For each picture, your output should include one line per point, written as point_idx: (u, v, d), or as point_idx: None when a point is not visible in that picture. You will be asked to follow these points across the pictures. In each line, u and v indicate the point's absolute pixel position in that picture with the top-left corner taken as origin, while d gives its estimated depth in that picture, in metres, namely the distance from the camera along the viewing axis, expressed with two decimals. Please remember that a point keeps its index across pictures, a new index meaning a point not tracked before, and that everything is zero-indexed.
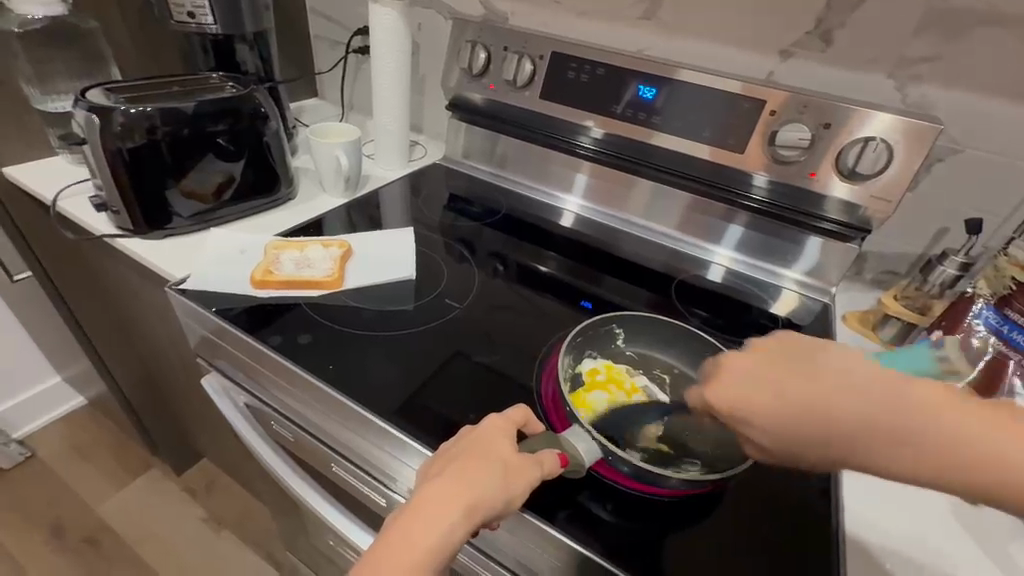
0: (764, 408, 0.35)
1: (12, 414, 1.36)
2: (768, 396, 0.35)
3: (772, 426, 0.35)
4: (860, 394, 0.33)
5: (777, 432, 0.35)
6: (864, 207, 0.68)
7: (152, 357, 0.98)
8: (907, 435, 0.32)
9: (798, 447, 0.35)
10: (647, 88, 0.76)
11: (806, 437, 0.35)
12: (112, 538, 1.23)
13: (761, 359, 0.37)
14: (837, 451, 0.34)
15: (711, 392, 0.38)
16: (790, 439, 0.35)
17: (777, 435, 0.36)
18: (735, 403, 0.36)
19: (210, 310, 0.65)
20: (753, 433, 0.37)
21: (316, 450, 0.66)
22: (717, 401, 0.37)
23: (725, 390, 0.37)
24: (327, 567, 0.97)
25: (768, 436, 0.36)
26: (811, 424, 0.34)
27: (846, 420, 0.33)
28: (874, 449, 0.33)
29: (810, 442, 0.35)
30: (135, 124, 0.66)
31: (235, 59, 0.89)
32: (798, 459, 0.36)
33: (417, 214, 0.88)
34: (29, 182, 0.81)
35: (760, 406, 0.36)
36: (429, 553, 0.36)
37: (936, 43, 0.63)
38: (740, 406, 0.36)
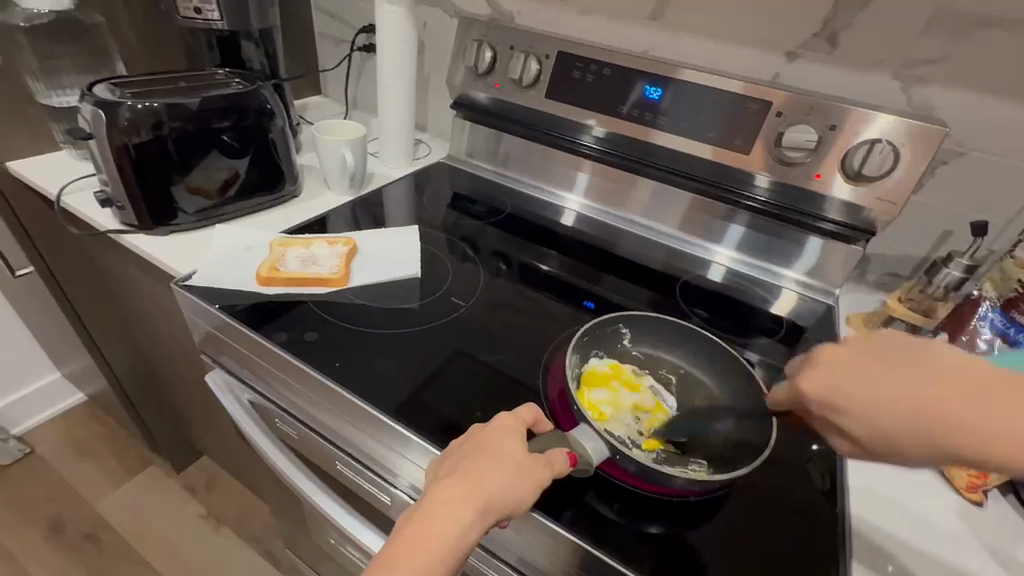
0: (865, 398, 0.39)
1: (12, 410, 1.36)
2: (863, 387, 0.39)
3: (869, 417, 0.38)
4: (963, 391, 0.36)
5: (872, 423, 0.38)
6: (869, 208, 0.69)
7: (153, 354, 0.98)
8: (1011, 433, 0.35)
9: (892, 439, 0.38)
10: (652, 89, 0.76)
11: (901, 430, 0.37)
12: (111, 534, 1.22)
13: (857, 355, 0.41)
14: (936, 445, 0.37)
15: (807, 382, 0.41)
16: (885, 430, 0.38)
17: (870, 426, 0.39)
18: (831, 392, 0.40)
19: (214, 306, 0.65)
20: (845, 423, 0.40)
21: (319, 447, 0.66)
22: (811, 390, 0.41)
23: (823, 381, 0.41)
24: (328, 565, 0.97)
25: (861, 426, 0.39)
26: (911, 417, 0.37)
27: (950, 416, 0.36)
28: (977, 446, 0.35)
29: (910, 436, 0.37)
30: (140, 119, 0.66)
31: (241, 55, 0.89)
32: (891, 454, 0.39)
33: (421, 212, 0.88)
34: (32, 176, 0.81)
35: (860, 398, 0.39)
36: (444, 553, 0.36)
37: (943, 45, 0.63)
38: (838, 397, 0.40)
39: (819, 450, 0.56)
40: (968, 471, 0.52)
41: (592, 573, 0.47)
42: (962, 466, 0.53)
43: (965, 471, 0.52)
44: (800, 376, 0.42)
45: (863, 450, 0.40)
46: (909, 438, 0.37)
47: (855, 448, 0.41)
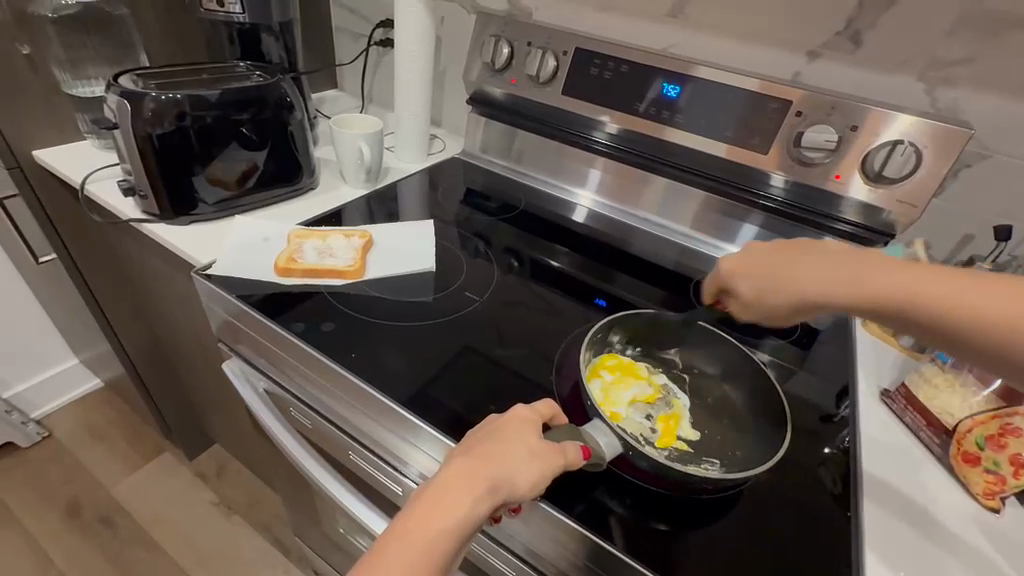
0: (762, 269, 0.49)
1: (31, 394, 1.39)
2: (761, 257, 0.50)
3: (760, 278, 0.49)
4: (828, 257, 0.45)
5: (759, 283, 0.49)
6: (889, 210, 0.68)
7: (170, 341, 0.99)
8: (853, 281, 0.43)
9: (774, 297, 0.47)
10: (670, 86, 0.76)
11: (779, 284, 0.47)
12: (126, 518, 1.25)
13: (769, 246, 0.50)
14: (802, 291, 0.45)
15: (726, 262, 0.52)
16: (767, 289, 0.48)
17: (761, 288, 0.49)
18: (739, 264, 0.51)
19: (232, 295, 0.66)
20: (744, 288, 0.50)
21: (332, 435, 0.67)
22: (727, 265, 0.52)
23: (738, 257, 0.51)
24: (336, 555, 0.99)
25: (755, 289, 0.49)
26: (790, 273, 0.47)
27: (815, 272, 0.45)
28: (835, 294, 0.43)
29: (788, 287, 0.46)
30: (164, 110, 0.67)
31: (261, 48, 0.89)
32: (770, 309, 0.48)
33: (435, 207, 0.89)
34: (56, 165, 0.82)
35: (759, 265, 0.49)
36: (454, 526, 0.36)
37: (969, 46, 0.62)
38: (742, 264, 0.51)
39: (831, 453, 0.56)
40: (986, 477, 0.51)
41: (601, 567, 0.47)
42: (980, 472, 0.51)
43: (983, 478, 0.51)
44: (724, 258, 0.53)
45: (750, 309, 0.50)
46: (789, 291, 0.46)
47: (745, 309, 0.51)
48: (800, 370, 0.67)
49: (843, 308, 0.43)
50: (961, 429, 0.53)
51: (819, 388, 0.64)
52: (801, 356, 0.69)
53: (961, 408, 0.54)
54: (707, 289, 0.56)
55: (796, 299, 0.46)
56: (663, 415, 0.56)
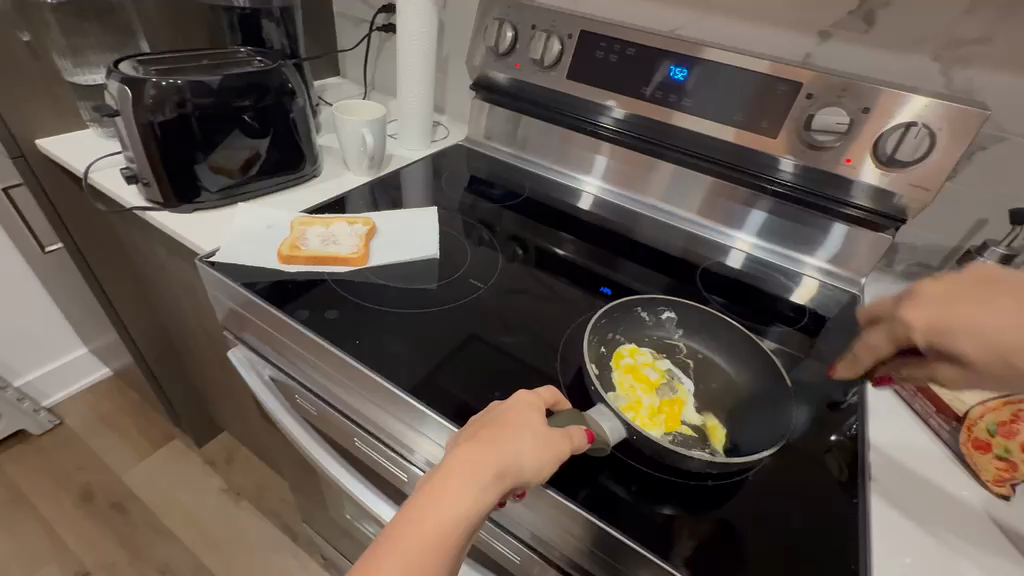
0: (968, 317, 0.38)
1: (42, 382, 1.40)
2: (970, 309, 0.38)
3: (976, 334, 0.37)
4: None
5: (986, 344, 0.37)
6: (901, 195, 0.66)
7: (176, 329, 1.00)
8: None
9: (1005, 355, 0.36)
10: (678, 69, 0.75)
11: (1017, 344, 0.35)
12: (137, 504, 1.26)
13: (953, 281, 0.40)
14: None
15: (908, 309, 0.41)
16: (1002, 348, 0.36)
17: (981, 344, 0.37)
18: (933, 316, 0.40)
19: (237, 283, 0.66)
20: (959, 347, 0.38)
21: (338, 423, 0.68)
22: (913, 318, 0.41)
23: (926, 305, 0.40)
24: (343, 540, 1.00)
25: (971, 346, 0.37)
26: (1020, 330, 0.35)
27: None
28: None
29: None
30: (165, 96, 0.67)
31: (262, 34, 0.88)
32: (1016, 377, 0.36)
33: (439, 194, 0.88)
34: (59, 153, 0.82)
35: (969, 319, 0.38)
36: (459, 514, 0.36)
37: (988, 25, 0.61)
38: (941, 319, 0.39)
39: (836, 440, 0.56)
40: (997, 464, 0.51)
41: (607, 553, 0.47)
42: (990, 459, 0.51)
43: (992, 464, 0.51)
44: (903, 305, 0.42)
45: (978, 374, 0.38)
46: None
47: (966, 374, 0.39)
48: (805, 354, 0.66)
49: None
50: (971, 416, 0.53)
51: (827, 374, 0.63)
52: (805, 340, 0.68)
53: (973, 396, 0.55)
54: (873, 341, 0.46)
55: None
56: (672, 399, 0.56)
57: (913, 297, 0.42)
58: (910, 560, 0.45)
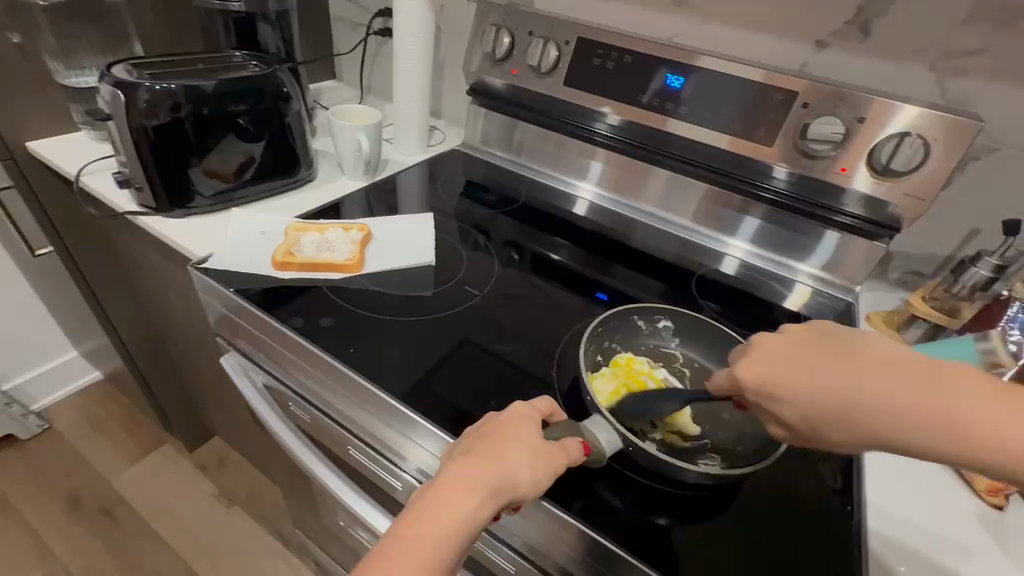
0: (794, 382, 0.40)
1: (30, 386, 1.39)
2: (792, 375, 0.40)
3: (799, 401, 0.39)
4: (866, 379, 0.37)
5: (804, 409, 0.39)
6: (895, 204, 0.67)
7: (168, 333, 0.99)
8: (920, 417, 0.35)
9: (816, 421, 0.39)
10: (675, 77, 0.75)
11: (829, 412, 0.38)
12: (127, 509, 1.25)
13: (786, 337, 0.42)
14: (853, 423, 0.38)
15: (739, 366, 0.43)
16: (813, 413, 0.39)
17: (801, 411, 0.40)
18: (762, 374, 0.41)
19: (230, 289, 0.65)
20: (779, 407, 0.41)
21: (331, 430, 0.67)
22: (744, 372, 0.42)
23: (757, 363, 0.42)
24: (335, 546, 0.99)
25: (791, 411, 0.40)
26: (833, 399, 0.38)
27: (863, 404, 0.37)
28: (881, 428, 0.37)
29: (848, 415, 0.38)
30: (159, 100, 0.66)
31: (258, 38, 0.88)
32: (822, 436, 0.40)
33: (434, 199, 0.88)
34: (50, 157, 0.81)
35: (790, 384, 0.40)
36: (455, 530, 0.35)
37: (983, 36, 0.61)
38: (769, 385, 0.41)
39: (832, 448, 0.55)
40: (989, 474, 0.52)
41: (601, 562, 0.47)
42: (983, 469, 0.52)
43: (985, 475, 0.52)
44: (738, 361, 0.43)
45: (797, 435, 0.41)
46: (843, 420, 0.38)
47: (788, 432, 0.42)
48: None
49: (895, 443, 0.37)
50: None
51: None
52: None
53: None
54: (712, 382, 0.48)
55: (850, 429, 0.38)
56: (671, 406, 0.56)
57: (747, 352, 0.43)
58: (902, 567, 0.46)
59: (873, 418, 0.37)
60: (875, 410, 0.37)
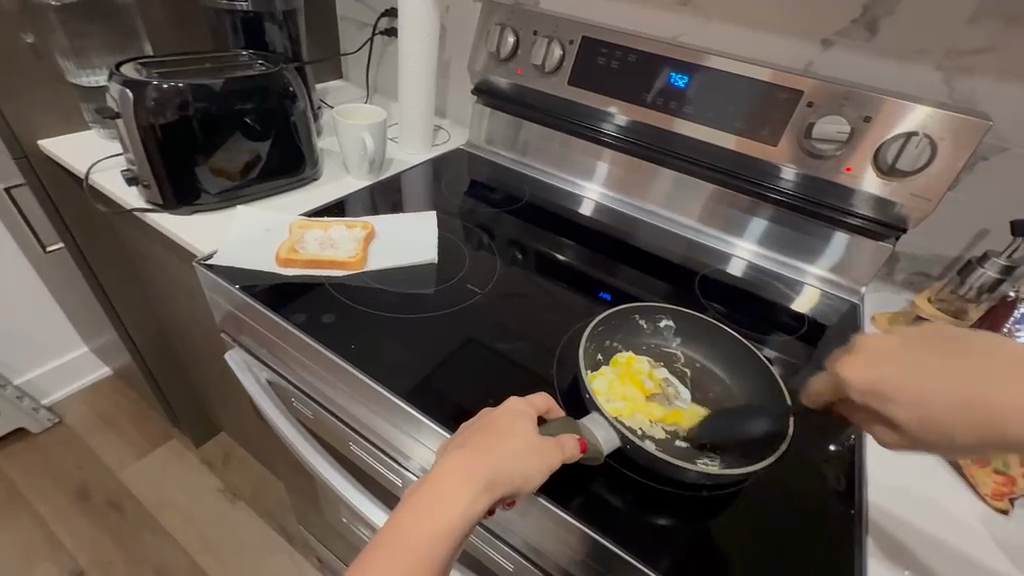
0: (903, 380, 0.38)
1: (42, 380, 1.41)
2: (905, 377, 0.38)
3: (909, 402, 0.37)
4: (992, 386, 0.34)
5: (913, 412, 0.37)
6: (901, 204, 0.66)
7: (175, 329, 1.00)
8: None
9: (935, 425, 0.36)
10: (678, 77, 0.75)
11: (941, 413, 0.36)
12: (134, 503, 1.27)
13: (899, 337, 0.40)
14: (981, 428, 0.34)
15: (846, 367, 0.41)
16: (929, 416, 0.36)
17: (914, 413, 0.37)
18: (869, 375, 0.40)
19: (235, 286, 0.66)
20: (891, 410, 0.39)
21: (334, 426, 0.68)
22: (849, 372, 0.41)
23: (861, 363, 0.40)
24: (338, 543, 1.00)
25: (903, 413, 0.38)
26: (949, 401, 0.35)
27: (986, 414, 0.34)
28: (1009, 429, 0.33)
29: (961, 418, 0.35)
30: (166, 99, 0.67)
31: (265, 38, 0.89)
32: (940, 443, 0.36)
33: (438, 198, 0.88)
34: (62, 154, 0.83)
35: (900, 385, 0.38)
36: (449, 524, 0.35)
37: (991, 34, 0.60)
38: (876, 383, 0.39)
39: (835, 451, 0.55)
40: (996, 479, 0.51)
41: (598, 561, 0.47)
42: (988, 474, 0.51)
43: (991, 478, 0.51)
44: (842, 362, 0.42)
45: (908, 440, 0.39)
46: (958, 425, 0.35)
47: (899, 437, 0.39)
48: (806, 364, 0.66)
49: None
50: None
51: None
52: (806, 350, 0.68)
53: None
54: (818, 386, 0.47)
55: (972, 433, 0.35)
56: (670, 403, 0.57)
57: (851, 353, 0.42)
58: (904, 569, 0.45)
59: (993, 420, 0.33)
60: (997, 409, 0.33)
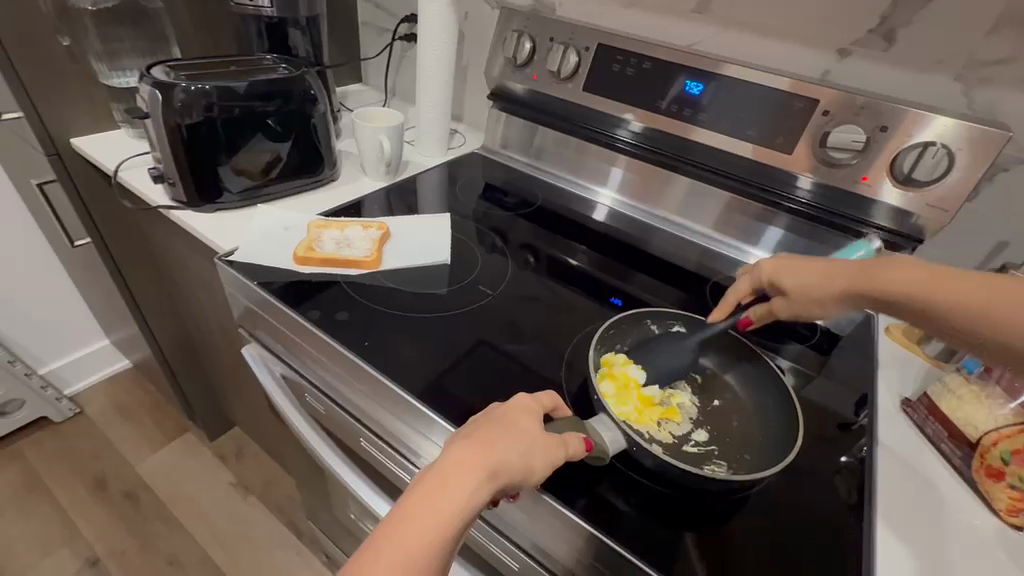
0: (800, 268, 0.55)
1: (64, 371, 1.45)
2: (798, 261, 0.56)
3: (799, 276, 0.55)
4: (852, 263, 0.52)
5: (799, 279, 0.55)
6: (918, 214, 0.65)
7: (194, 324, 1.02)
8: (876, 280, 0.48)
9: (810, 288, 0.54)
10: (693, 84, 0.75)
11: (817, 280, 0.53)
12: (150, 494, 1.29)
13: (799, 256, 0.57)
14: (844, 284, 0.51)
15: (763, 261, 0.59)
16: (807, 284, 0.54)
17: (798, 282, 0.55)
18: (779, 266, 0.57)
19: (253, 282, 0.68)
20: (787, 286, 0.56)
21: (345, 422, 0.69)
22: (765, 265, 0.59)
23: (776, 259, 0.58)
24: (347, 540, 1.01)
25: (792, 283, 0.55)
26: (827, 275, 0.53)
27: (843, 274, 0.51)
28: (859, 284, 0.50)
29: (832, 281, 0.52)
30: (193, 101, 0.69)
31: (288, 42, 0.91)
32: (811, 299, 0.54)
33: (453, 201, 0.89)
34: (91, 152, 0.86)
35: (794, 265, 0.56)
36: (453, 513, 0.36)
37: (1012, 45, 0.60)
38: (779, 266, 0.57)
39: (846, 462, 0.55)
40: (1011, 493, 0.48)
41: (603, 563, 0.47)
42: (1003, 488, 0.49)
43: (1006, 494, 0.48)
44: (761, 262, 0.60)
45: (790, 302, 0.56)
46: (823, 286, 0.53)
47: (784, 301, 0.56)
48: (817, 373, 0.66)
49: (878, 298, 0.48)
50: (984, 443, 0.51)
51: (837, 395, 0.63)
52: (817, 359, 0.68)
53: (985, 421, 0.51)
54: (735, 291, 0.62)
55: (830, 291, 0.52)
56: (641, 359, 0.60)
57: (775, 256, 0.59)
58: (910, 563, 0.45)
59: (847, 283, 0.51)
60: (855, 276, 0.50)
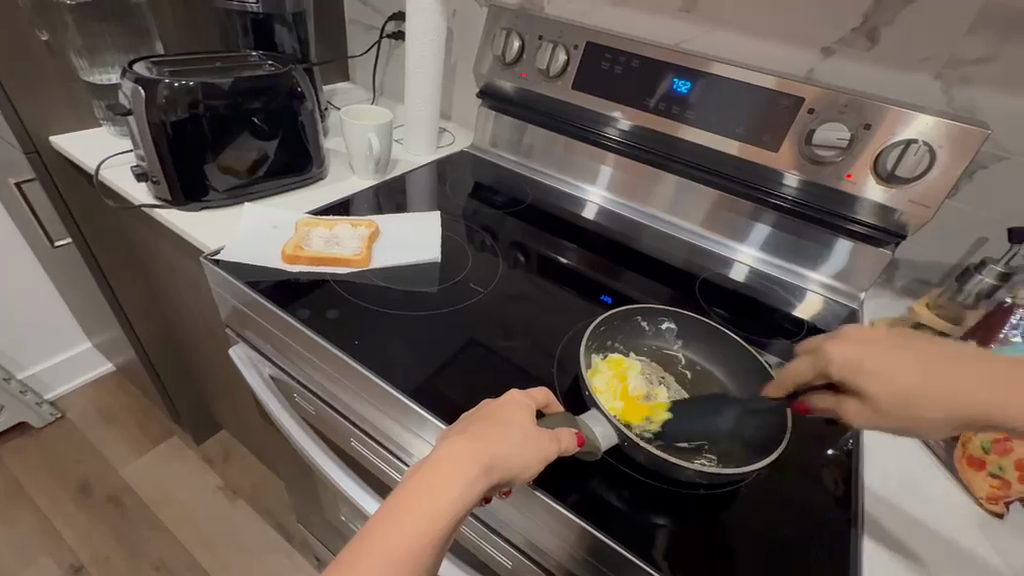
0: (885, 363, 0.40)
1: (45, 374, 1.42)
2: (898, 355, 0.41)
3: (890, 376, 0.40)
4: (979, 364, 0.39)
5: (889, 387, 0.40)
6: (901, 210, 0.67)
7: (179, 326, 1.01)
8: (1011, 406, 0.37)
9: (913, 402, 0.39)
10: (681, 82, 0.76)
11: (918, 391, 0.39)
12: (134, 499, 1.27)
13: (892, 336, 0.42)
14: (953, 404, 0.38)
15: (833, 346, 0.43)
16: (902, 392, 0.40)
17: (891, 388, 0.40)
18: (854, 355, 0.42)
19: (239, 281, 0.67)
20: (863, 383, 0.41)
21: (336, 422, 0.68)
22: (835, 353, 0.43)
23: (844, 348, 0.42)
24: (337, 542, 1.00)
25: (879, 387, 0.40)
26: (930, 390, 0.39)
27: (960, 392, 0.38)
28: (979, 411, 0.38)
29: (930, 401, 0.39)
30: (177, 97, 0.68)
31: (274, 39, 0.90)
32: (902, 415, 0.40)
33: (442, 199, 0.89)
34: (72, 150, 0.84)
35: (881, 359, 0.41)
36: (446, 508, 0.36)
37: (991, 45, 0.61)
38: (859, 358, 0.41)
39: (833, 455, 0.55)
40: (991, 482, 0.50)
41: (596, 558, 0.47)
42: (983, 476, 0.51)
43: (986, 482, 0.51)
44: (825, 341, 0.44)
45: (868, 412, 0.42)
46: (930, 405, 0.39)
47: (862, 407, 0.42)
48: None
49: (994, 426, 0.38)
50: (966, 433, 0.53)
51: None
52: None
53: None
54: (798, 373, 0.47)
55: (935, 412, 0.39)
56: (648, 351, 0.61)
57: (835, 337, 0.44)
58: (895, 566, 0.46)
59: (956, 408, 0.38)
60: (966, 400, 0.38)
